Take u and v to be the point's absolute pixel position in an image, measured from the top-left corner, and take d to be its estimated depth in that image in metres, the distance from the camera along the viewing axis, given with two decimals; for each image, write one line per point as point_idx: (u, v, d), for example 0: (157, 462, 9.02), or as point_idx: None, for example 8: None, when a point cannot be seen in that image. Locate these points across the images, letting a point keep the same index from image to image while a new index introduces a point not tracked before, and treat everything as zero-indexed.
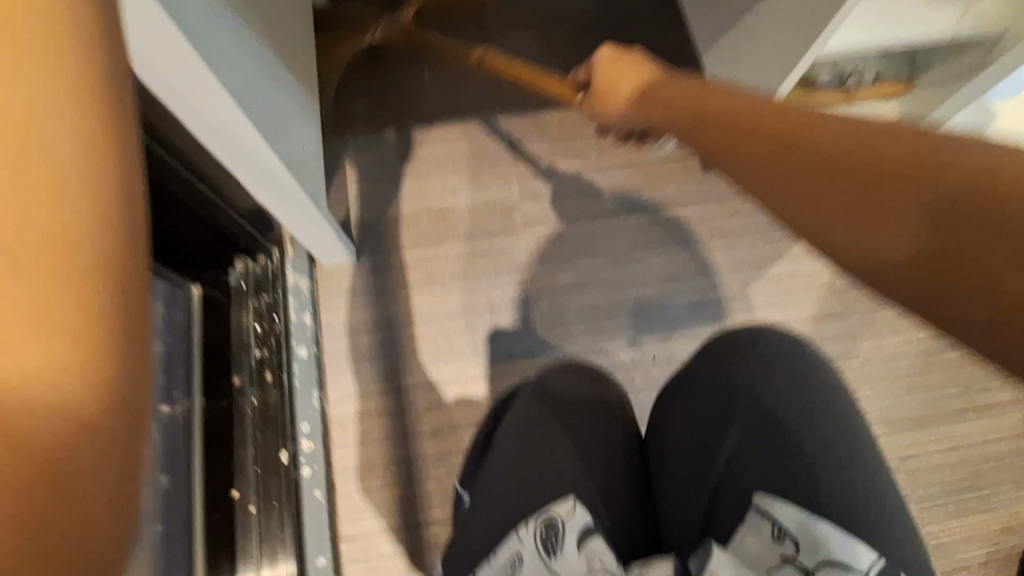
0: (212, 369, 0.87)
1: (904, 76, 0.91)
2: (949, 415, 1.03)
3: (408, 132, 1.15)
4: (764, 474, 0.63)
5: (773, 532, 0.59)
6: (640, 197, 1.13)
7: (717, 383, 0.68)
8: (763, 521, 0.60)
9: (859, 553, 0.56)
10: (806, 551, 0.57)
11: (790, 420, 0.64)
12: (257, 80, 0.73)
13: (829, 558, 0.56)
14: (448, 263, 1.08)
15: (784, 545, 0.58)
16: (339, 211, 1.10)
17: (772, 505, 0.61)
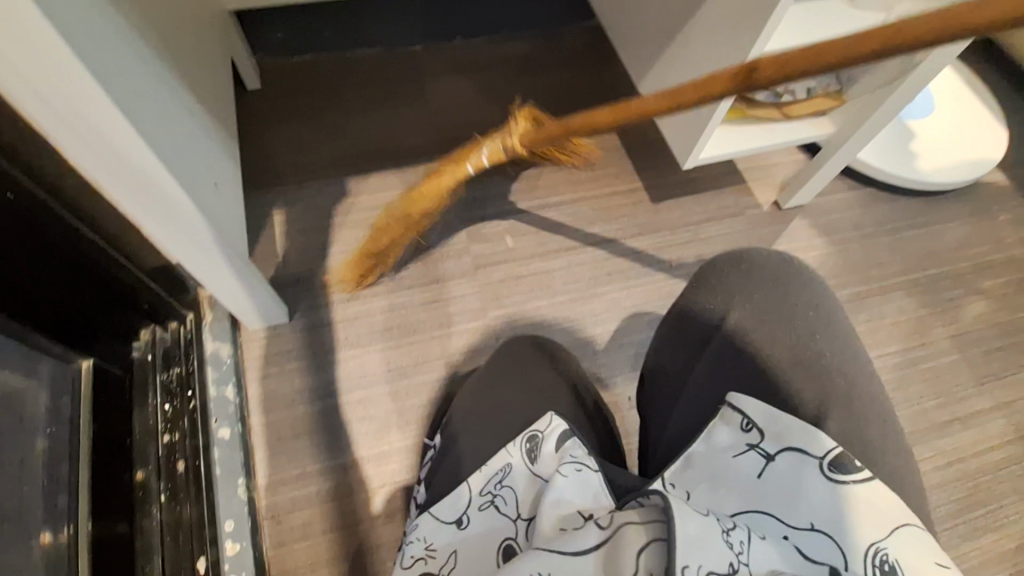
0: (106, 461, 0.70)
1: (834, 89, 0.94)
2: (935, 429, 0.99)
3: (341, 182, 1.08)
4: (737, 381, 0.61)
5: (739, 425, 0.54)
6: (595, 231, 1.08)
7: (699, 305, 0.66)
8: (731, 413, 0.55)
9: (824, 443, 0.51)
10: (771, 440, 0.53)
11: (770, 328, 0.61)
12: (158, 95, 0.61)
13: (793, 446, 0.52)
14: (397, 315, 0.97)
15: (751, 434, 0.54)
16: (268, 268, 0.99)
17: (743, 401, 0.55)
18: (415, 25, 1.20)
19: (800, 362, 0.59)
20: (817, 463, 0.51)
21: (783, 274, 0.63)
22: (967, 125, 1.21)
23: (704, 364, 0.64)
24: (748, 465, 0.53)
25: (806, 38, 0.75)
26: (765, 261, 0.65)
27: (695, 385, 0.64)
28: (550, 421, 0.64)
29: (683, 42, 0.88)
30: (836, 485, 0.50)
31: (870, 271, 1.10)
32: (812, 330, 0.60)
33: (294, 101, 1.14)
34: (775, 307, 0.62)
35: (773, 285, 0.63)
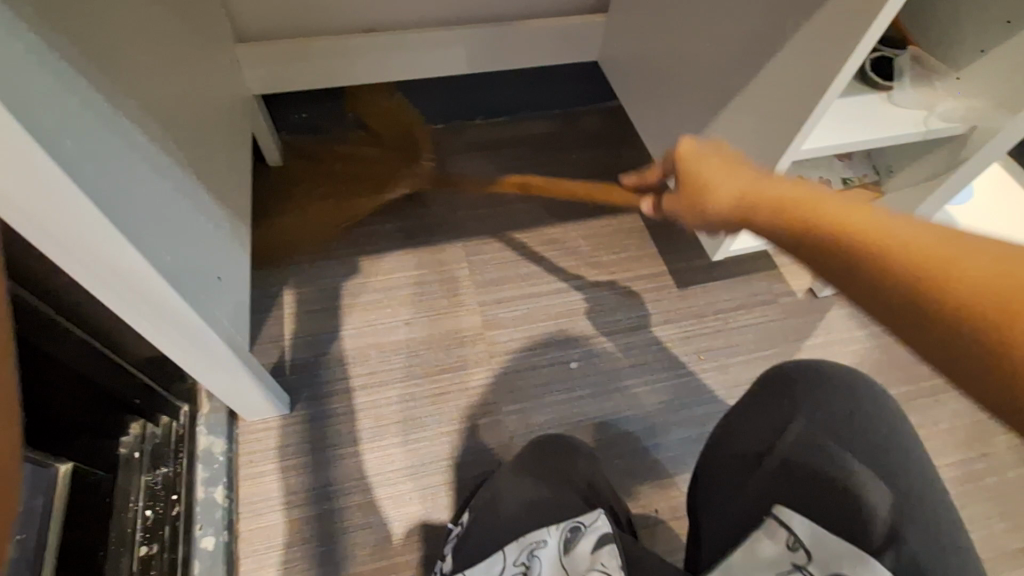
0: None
1: (872, 179, 0.90)
2: (1007, 559, 0.86)
3: (355, 261, 1.05)
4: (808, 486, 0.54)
5: (783, 541, 0.50)
6: (616, 318, 1.03)
7: (770, 401, 0.60)
8: (776, 527, 0.51)
9: (876, 572, 0.46)
10: (817, 562, 0.48)
11: (837, 440, 0.55)
12: (155, 187, 0.57)
13: (842, 573, 0.47)
14: (403, 407, 0.91)
15: (795, 553, 0.49)
16: (273, 352, 0.94)
17: (793, 515, 0.51)
18: (438, 106, 1.21)
19: (877, 473, 0.53)
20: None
21: (861, 391, 0.58)
22: (1011, 213, 1.14)
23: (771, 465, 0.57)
24: None
25: (847, 134, 0.71)
26: (844, 377, 0.59)
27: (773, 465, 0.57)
28: (596, 516, 0.60)
29: (710, 132, 0.86)
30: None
31: (918, 368, 1.01)
32: (882, 438, 0.54)
33: (316, 179, 1.13)
34: (844, 413, 0.56)
35: (836, 391, 0.58)
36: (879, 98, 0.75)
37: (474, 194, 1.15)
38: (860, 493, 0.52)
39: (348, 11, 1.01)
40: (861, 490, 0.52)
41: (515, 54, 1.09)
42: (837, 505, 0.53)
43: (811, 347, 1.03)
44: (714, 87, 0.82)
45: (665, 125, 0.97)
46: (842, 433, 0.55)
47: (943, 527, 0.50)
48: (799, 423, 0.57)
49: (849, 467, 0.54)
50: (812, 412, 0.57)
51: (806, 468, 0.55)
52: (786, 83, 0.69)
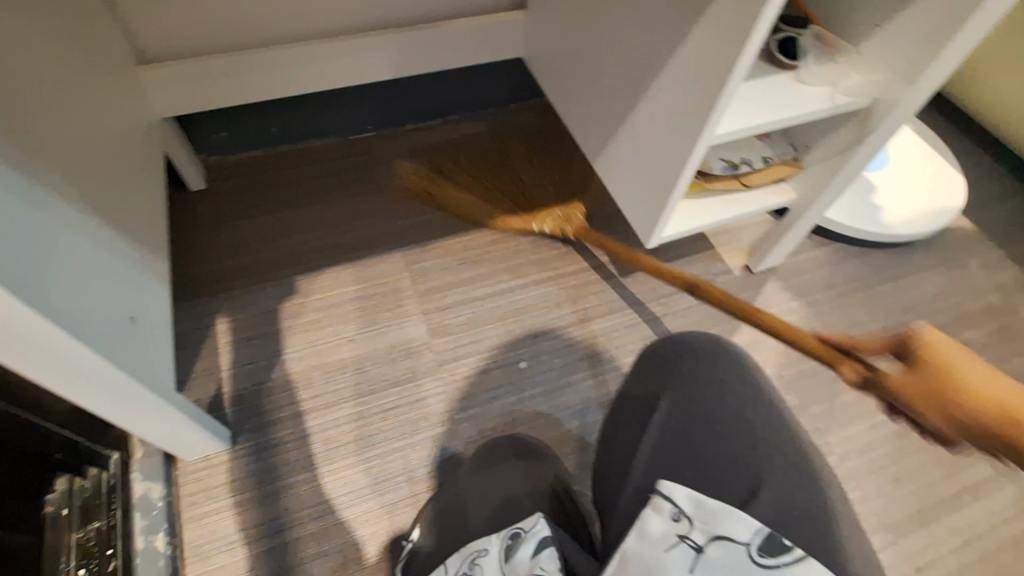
0: None
1: (791, 157, 0.93)
2: (947, 506, 0.91)
3: (290, 281, 1.01)
4: (680, 454, 0.58)
5: (669, 513, 0.52)
6: (561, 313, 1.03)
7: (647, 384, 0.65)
8: (661, 503, 0.54)
9: (750, 528, 0.49)
10: (701, 530, 0.50)
11: (700, 410, 0.59)
12: (44, 231, 0.53)
13: (724, 533, 0.49)
14: (353, 427, 0.89)
15: (680, 525, 0.51)
16: (210, 385, 0.90)
17: (673, 488, 0.54)
18: (366, 114, 1.18)
19: (741, 436, 0.56)
20: (746, 551, 0.47)
21: (718, 355, 0.62)
22: (927, 177, 1.20)
23: (651, 442, 0.61)
24: (679, 558, 0.48)
25: (757, 116, 0.73)
26: (706, 346, 0.63)
27: (651, 444, 0.60)
28: (535, 521, 0.58)
29: (632, 122, 0.86)
30: (771, 570, 0.45)
31: (851, 332, 1.06)
32: (742, 402, 0.58)
33: (239, 199, 1.09)
34: (711, 385, 0.60)
35: (700, 360, 0.62)
36: (786, 79, 0.77)
37: (409, 202, 1.12)
38: (730, 456, 0.56)
39: (258, 24, 0.97)
40: (731, 453, 0.56)
41: (438, 57, 1.07)
42: (708, 476, 0.56)
43: (751, 322, 1.06)
44: (631, 77, 0.83)
45: (591, 117, 0.97)
46: (705, 403, 0.60)
47: (799, 481, 0.52)
48: (672, 398, 0.62)
49: (717, 434, 0.57)
50: (678, 389, 0.62)
51: (678, 442, 0.59)
52: (694, 70, 0.70)
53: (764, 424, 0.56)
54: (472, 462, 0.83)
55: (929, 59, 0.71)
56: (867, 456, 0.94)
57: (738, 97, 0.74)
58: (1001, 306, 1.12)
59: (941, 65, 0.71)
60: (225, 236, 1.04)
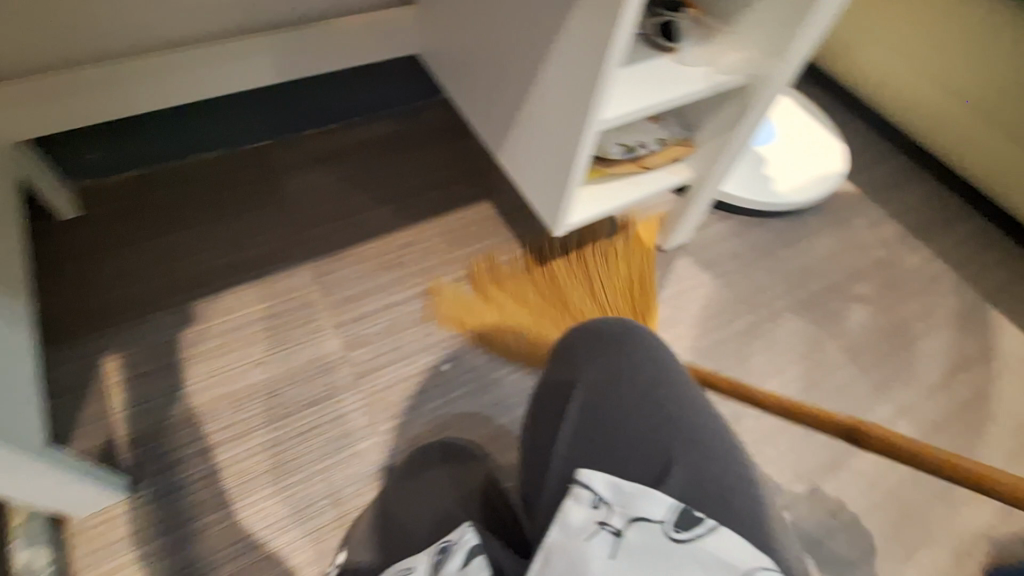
0: None
1: (685, 136, 0.95)
2: (853, 450, 0.97)
3: (185, 308, 0.94)
4: (598, 439, 0.57)
5: (589, 501, 0.52)
6: (481, 310, 1.02)
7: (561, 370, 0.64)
8: (580, 491, 0.52)
9: (664, 505, 0.50)
10: (620, 514, 0.50)
11: (615, 392, 0.59)
12: None
13: (641, 514, 0.50)
14: (269, 455, 0.83)
15: (599, 511, 0.51)
16: (101, 430, 0.82)
17: (591, 476, 0.53)
18: (257, 121, 1.11)
19: (653, 416, 0.57)
20: (662, 529, 0.49)
21: (629, 336, 0.63)
22: (811, 146, 1.28)
23: (567, 430, 0.59)
24: (601, 546, 0.48)
25: (642, 98, 0.74)
26: (616, 328, 0.64)
27: (570, 431, 0.59)
28: (463, 532, 0.57)
29: (528, 111, 0.86)
30: (687, 545, 0.47)
31: (757, 299, 1.11)
32: (653, 379, 0.59)
33: (122, 223, 1.00)
34: (623, 366, 0.60)
35: (610, 342, 0.62)
36: (668, 60, 0.79)
37: (312, 211, 1.07)
38: (644, 437, 0.57)
39: (119, 32, 0.89)
40: (644, 434, 0.57)
41: (328, 58, 1.03)
42: (625, 458, 0.56)
43: (665, 299, 1.09)
44: (523, 66, 0.83)
45: (490, 110, 0.96)
46: (619, 385, 0.60)
47: (708, 455, 0.55)
48: (584, 383, 0.61)
49: (631, 416, 0.58)
50: (593, 374, 0.61)
51: (593, 427, 0.58)
52: (577, 55, 0.71)
53: (674, 402, 0.58)
54: (395, 475, 0.80)
55: (794, 35, 0.75)
56: None
57: (621, 80, 0.75)
58: (887, 260, 1.22)
59: (804, 38, 0.75)
60: (107, 264, 0.96)
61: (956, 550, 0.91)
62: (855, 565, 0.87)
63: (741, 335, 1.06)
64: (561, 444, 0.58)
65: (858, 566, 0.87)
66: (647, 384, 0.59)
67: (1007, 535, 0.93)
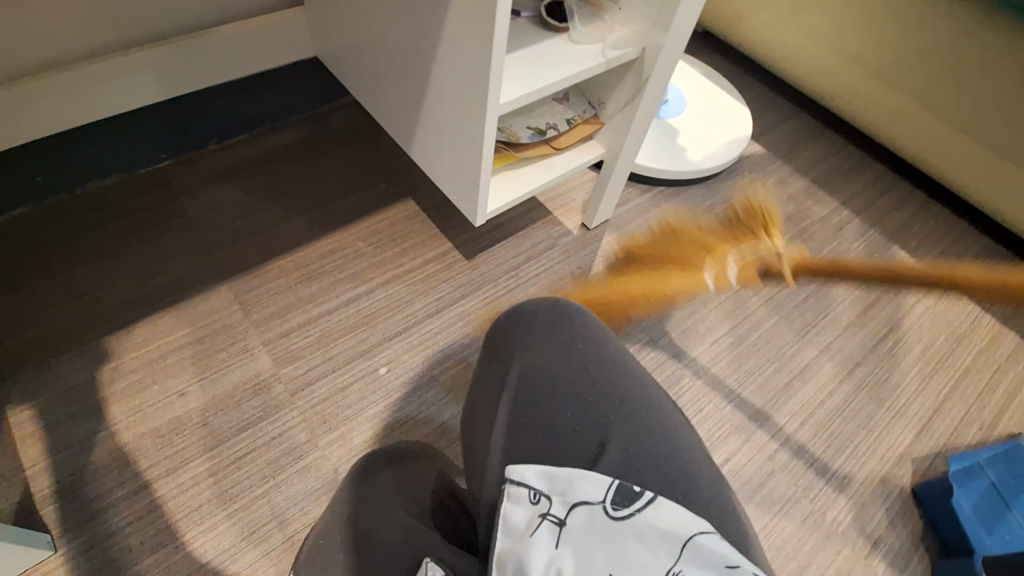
0: None
1: (591, 114, 0.97)
2: (784, 395, 1.03)
3: (96, 346, 0.88)
4: (534, 423, 0.57)
5: (527, 498, 0.50)
6: (415, 309, 1.00)
7: (493, 359, 0.63)
8: (516, 489, 0.51)
9: (602, 485, 0.49)
10: (560, 505, 0.49)
11: (546, 374, 0.59)
12: None
13: (580, 499, 0.49)
14: (205, 486, 0.80)
15: (539, 505, 0.49)
16: (14, 488, 0.76)
17: (525, 471, 0.51)
18: (155, 141, 1.05)
19: (586, 395, 0.58)
20: (602, 510, 0.48)
21: (558, 314, 0.63)
22: (717, 113, 1.34)
23: (502, 420, 0.58)
24: (544, 540, 0.47)
25: (537, 78, 0.76)
26: (543, 308, 0.63)
27: (505, 420, 0.58)
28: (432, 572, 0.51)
29: (432, 103, 0.85)
30: (627, 521, 0.47)
31: (683, 264, 1.15)
32: (584, 357, 0.60)
33: (14, 263, 0.93)
34: (553, 349, 0.60)
35: (537, 324, 0.62)
36: (560, 40, 0.80)
37: (224, 228, 1.02)
38: (578, 417, 0.57)
39: None
40: (580, 415, 0.57)
41: (218, 65, 1.01)
42: (560, 440, 0.56)
43: (597, 275, 1.11)
44: (420, 58, 0.82)
45: (396, 106, 0.95)
46: (551, 365, 0.60)
47: (642, 425, 0.55)
48: (516, 369, 0.60)
49: (564, 397, 0.58)
50: (525, 358, 0.61)
51: (529, 413, 0.58)
52: (467, 41, 0.71)
53: (604, 378, 0.58)
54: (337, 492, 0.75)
55: (673, 5, 0.77)
56: (713, 371, 1.03)
57: (514, 64, 0.76)
58: (797, 213, 1.29)
59: (686, 8, 0.78)
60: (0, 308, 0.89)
61: (884, 473, 0.98)
62: (797, 501, 0.93)
63: (671, 300, 1.10)
64: (499, 435, 0.58)
65: (799, 502, 0.93)
66: (577, 362, 0.59)
67: (926, 452, 1.01)
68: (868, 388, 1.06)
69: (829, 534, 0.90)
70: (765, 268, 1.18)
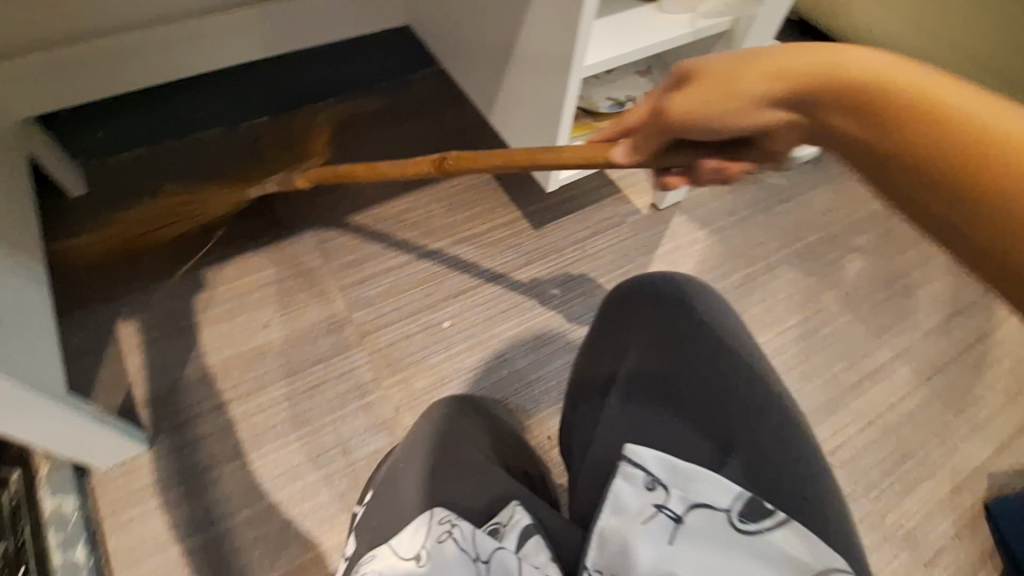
0: None
1: None
2: (852, 393, 0.99)
3: (194, 277, 0.97)
4: (647, 411, 0.60)
5: (643, 482, 0.53)
6: (481, 270, 1.04)
7: (608, 336, 0.66)
8: (631, 471, 0.53)
9: (731, 492, 0.50)
10: (679, 498, 0.51)
11: (663, 361, 0.60)
12: None
13: (700, 500, 0.51)
14: (279, 410, 0.87)
15: (655, 493, 0.52)
16: (118, 392, 0.86)
17: (642, 455, 0.53)
18: (256, 97, 1.13)
19: (707, 399, 0.56)
20: (726, 517, 0.50)
21: (685, 291, 0.60)
22: None
23: (614, 400, 0.63)
24: (659, 531, 0.50)
25: (624, 45, 0.76)
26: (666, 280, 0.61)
27: (618, 401, 0.62)
28: (514, 513, 0.57)
29: (516, 70, 0.88)
30: (754, 536, 0.48)
31: (754, 252, 1.12)
32: (710, 348, 0.57)
33: (131, 200, 1.03)
34: (676, 331, 0.59)
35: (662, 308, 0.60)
36: (650, 9, 0.80)
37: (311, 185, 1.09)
38: (698, 414, 0.57)
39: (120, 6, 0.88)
40: (703, 413, 0.57)
41: (310, 32, 1.04)
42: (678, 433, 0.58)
43: (662, 255, 1.11)
44: (508, 23, 0.84)
45: (479, 72, 0.97)
46: (670, 351, 0.60)
47: (772, 437, 0.52)
48: (633, 352, 0.63)
49: (686, 399, 0.58)
50: (653, 336, 0.61)
51: (642, 402, 0.61)
52: (556, 6, 0.72)
53: (727, 382, 0.55)
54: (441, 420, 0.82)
55: None
56: (775, 361, 1.01)
57: (603, 30, 0.77)
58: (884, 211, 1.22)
59: None
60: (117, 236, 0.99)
61: (955, 485, 0.93)
62: (855, 500, 0.89)
63: (737, 287, 1.08)
64: (611, 412, 0.62)
65: (858, 502, 0.89)
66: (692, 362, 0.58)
67: (1005, 469, 0.95)
68: (945, 396, 1.00)
69: (888, 538, 0.87)
70: (842, 263, 1.13)
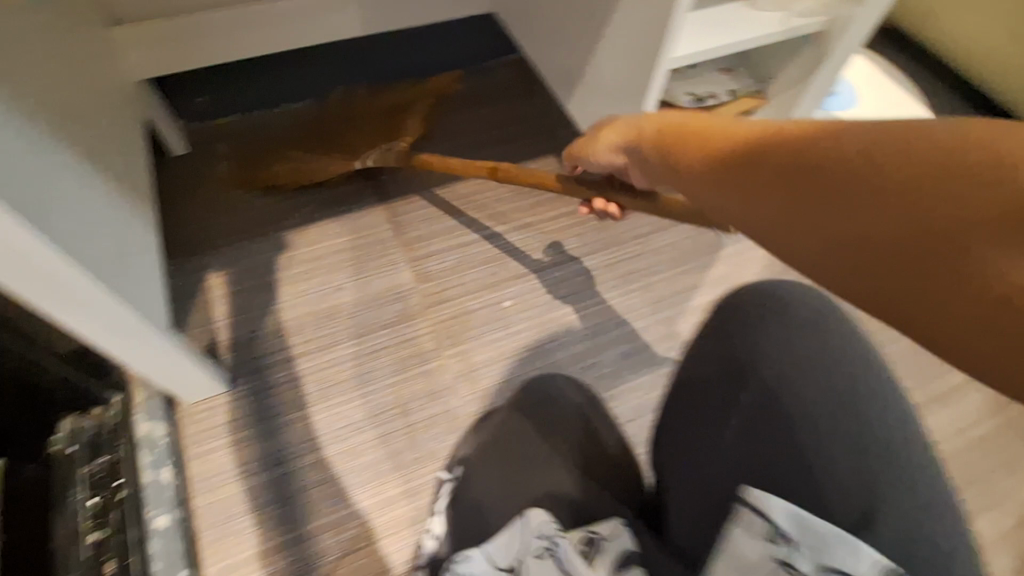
0: None
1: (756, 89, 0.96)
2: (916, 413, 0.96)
3: (278, 237, 1.03)
4: (770, 449, 0.54)
5: (767, 533, 0.49)
6: (545, 255, 1.06)
7: (732, 349, 0.57)
8: (752, 517, 0.50)
9: (867, 560, 0.46)
10: (805, 554, 0.48)
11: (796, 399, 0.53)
12: (51, 176, 0.54)
13: (828, 560, 0.48)
14: (347, 368, 0.92)
15: (778, 546, 0.49)
16: (205, 336, 0.93)
17: (768, 502, 0.50)
18: (344, 74, 1.19)
19: (838, 450, 0.51)
20: None
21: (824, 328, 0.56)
22: (888, 112, 1.24)
23: (733, 429, 0.56)
24: None
25: (713, 39, 0.76)
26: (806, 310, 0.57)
27: (739, 433, 0.56)
28: (615, 531, 0.60)
29: (600, 60, 0.89)
30: None
31: None
32: (849, 397, 0.52)
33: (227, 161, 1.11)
34: (814, 369, 0.54)
35: (783, 327, 0.56)
36: (744, 5, 0.80)
37: None
38: (831, 467, 0.51)
39: None
40: (839, 469, 0.51)
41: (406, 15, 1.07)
42: (815, 481, 0.51)
43: (727, 256, 1.10)
44: (598, 13, 0.86)
45: (562, 60, 1.00)
46: (805, 385, 0.53)
47: (914, 509, 0.49)
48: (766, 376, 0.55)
49: (816, 444, 0.52)
50: (784, 366, 0.55)
51: (767, 440, 0.54)
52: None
53: (862, 432, 0.51)
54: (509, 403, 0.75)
55: None
56: None
57: (694, 23, 0.78)
58: None
59: None
60: (212, 194, 1.07)
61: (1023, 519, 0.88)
62: None
63: None
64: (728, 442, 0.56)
65: None
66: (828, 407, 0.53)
67: None
68: (1020, 427, 0.96)
69: None
70: None
